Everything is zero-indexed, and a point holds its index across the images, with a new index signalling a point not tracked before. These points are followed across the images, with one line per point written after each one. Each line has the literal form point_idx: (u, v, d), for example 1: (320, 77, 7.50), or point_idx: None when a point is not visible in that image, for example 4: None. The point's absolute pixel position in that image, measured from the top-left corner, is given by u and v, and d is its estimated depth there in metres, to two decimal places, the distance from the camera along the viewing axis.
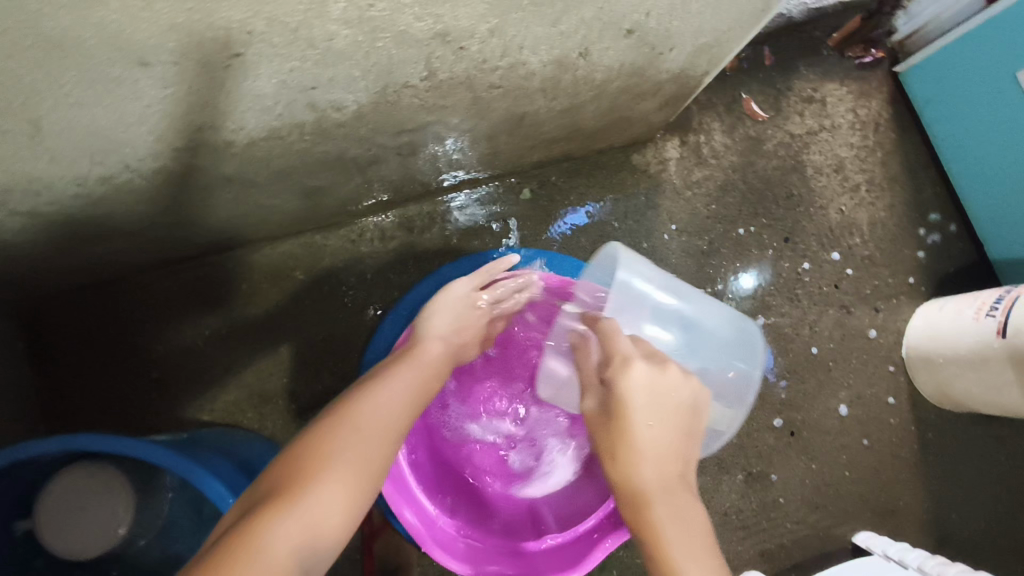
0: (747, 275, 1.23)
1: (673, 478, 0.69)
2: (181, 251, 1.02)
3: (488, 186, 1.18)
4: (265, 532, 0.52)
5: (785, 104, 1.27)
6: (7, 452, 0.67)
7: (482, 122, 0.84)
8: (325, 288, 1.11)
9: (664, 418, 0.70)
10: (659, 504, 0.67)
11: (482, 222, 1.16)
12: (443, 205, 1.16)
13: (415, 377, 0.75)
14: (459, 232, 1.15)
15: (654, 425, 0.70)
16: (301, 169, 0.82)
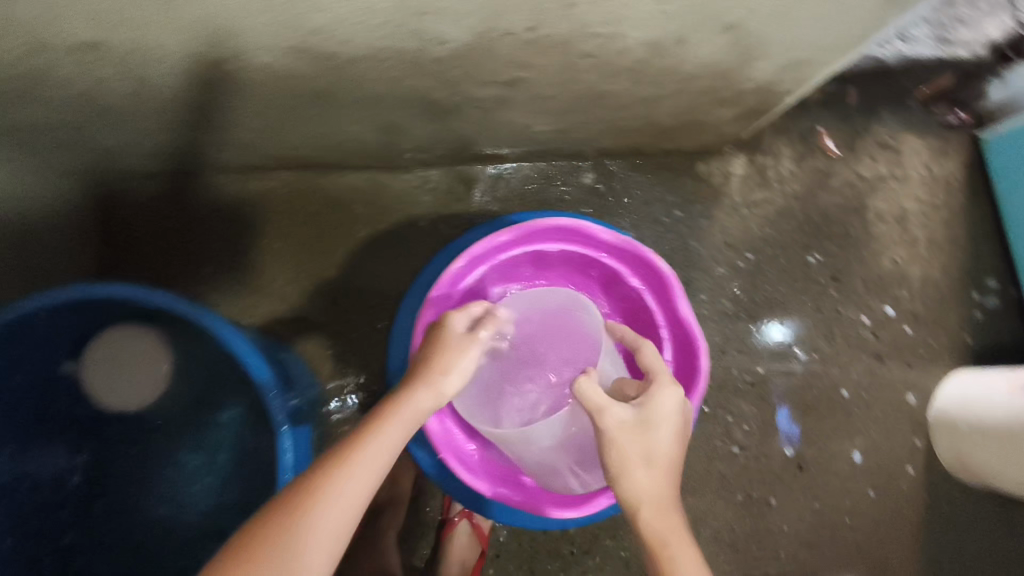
0: (776, 328, 1.23)
1: (668, 510, 0.67)
2: (257, 159, 1.08)
3: (537, 164, 1.21)
4: None
5: (860, 145, 1.27)
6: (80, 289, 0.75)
7: (566, 93, 0.88)
8: (379, 226, 1.16)
9: (662, 437, 0.69)
10: (661, 536, 0.66)
11: (523, 197, 1.20)
12: (491, 173, 1.19)
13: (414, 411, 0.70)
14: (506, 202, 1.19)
15: (658, 436, 0.69)
16: (387, 100, 0.86)
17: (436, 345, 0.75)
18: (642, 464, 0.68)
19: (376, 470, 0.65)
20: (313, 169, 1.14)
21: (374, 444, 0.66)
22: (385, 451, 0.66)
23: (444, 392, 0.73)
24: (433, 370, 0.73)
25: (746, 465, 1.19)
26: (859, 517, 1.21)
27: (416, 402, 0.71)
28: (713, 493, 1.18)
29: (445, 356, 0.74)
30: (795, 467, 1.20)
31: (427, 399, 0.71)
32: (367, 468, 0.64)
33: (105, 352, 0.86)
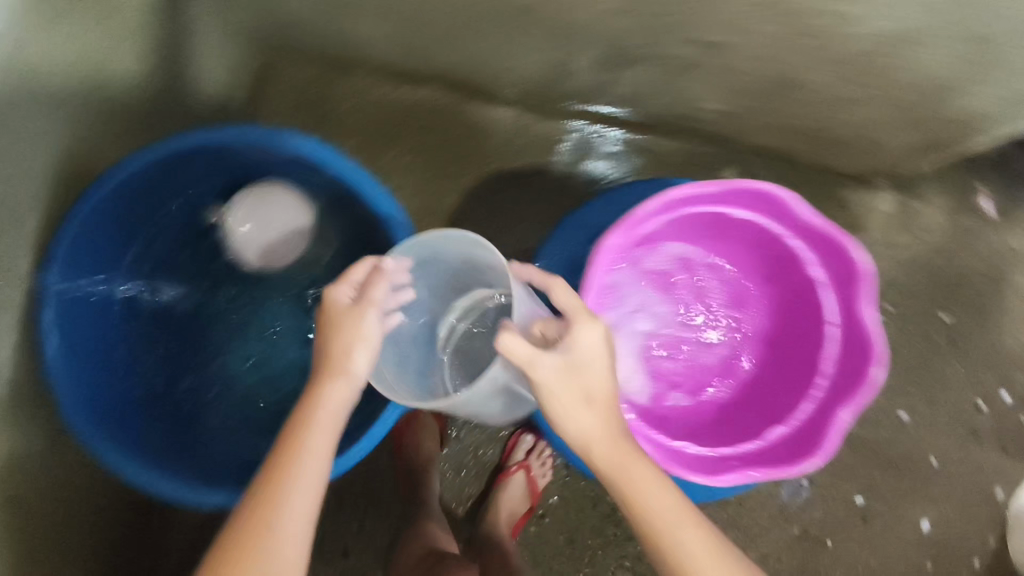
0: None
1: (633, 459, 0.61)
2: (415, 66, 1.05)
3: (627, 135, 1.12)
4: None
5: (1017, 215, 1.20)
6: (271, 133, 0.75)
7: (762, 70, 0.85)
8: (512, 165, 1.12)
9: (592, 380, 0.61)
10: (640, 501, 0.59)
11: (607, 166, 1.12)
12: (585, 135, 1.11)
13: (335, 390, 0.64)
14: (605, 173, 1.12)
15: (598, 371, 0.60)
16: (582, 34, 0.85)
17: (332, 329, 0.65)
18: (580, 411, 0.61)
19: (313, 488, 0.61)
20: (461, 92, 1.10)
21: (304, 462, 0.61)
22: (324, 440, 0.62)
23: (359, 376, 0.64)
24: (333, 360, 0.64)
25: (811, 500, 1.15)
26: None
27: (327, 399, 0.63)
28: (769, 518, 1.14)
29: (336, 344, 0.64)
30: (859, 517, 1.15)
31: (343, 388, 0.64)
32: (302, 490, 0.60)
33: (249, 202, 0.84)
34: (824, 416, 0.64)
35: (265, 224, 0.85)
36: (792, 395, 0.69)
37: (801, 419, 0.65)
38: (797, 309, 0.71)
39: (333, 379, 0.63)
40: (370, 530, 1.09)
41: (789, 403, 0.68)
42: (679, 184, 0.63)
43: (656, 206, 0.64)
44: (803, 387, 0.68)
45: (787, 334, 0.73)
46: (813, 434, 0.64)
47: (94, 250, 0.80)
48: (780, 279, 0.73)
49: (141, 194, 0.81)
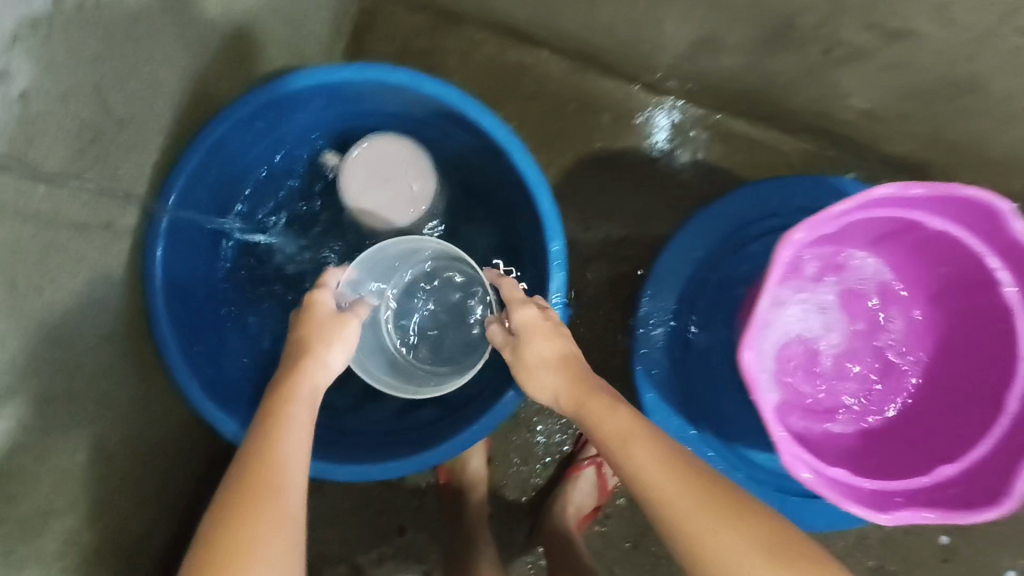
0: None
1: (588, 396, 0.60)
2: (534, 27, 1.00)
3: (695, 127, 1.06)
4: None
5: None
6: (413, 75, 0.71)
7: (935, 67, 0.77)
8: (619, 145, 1.06)
9: (539, 342, 0.66)
10: (606, 437, 0.57)
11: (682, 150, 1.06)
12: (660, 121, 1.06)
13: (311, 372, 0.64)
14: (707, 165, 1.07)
15: (541, 348, 0.65)
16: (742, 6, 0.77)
17: (304, 316, 0.68)
18: (536, 372, 0.65)
19: (303, 453, 0.57)
20: (575, 62, 1.05)
21: (290, 425, 0.58)
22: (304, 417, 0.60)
23: (332, 364, 0.65)
24: (304, 345, 0.65)
25: (892, 537, 1.08)
26: None
27: (310, 380, 0.62)
28: (845, 549, 1.08)
29: (316, 334, 0.66)
30: (941, 560, 1.08)
31: (316, 373, 0.63)
32: (292, 461, 0.55)
33: (381, 150, 0.80)
34: (1006, 456, 0.54)
35: (378, 178, 0.79)
36: (967, 431, 0.59)
37: (979, 457, 0.56)
38: (984, 333, 0.62)
39: (305, 361, 0.64)
40: (430, 507, 1.04)
41: (963, 439, 0.59)
42: (881, 185, 0.54)
43: (851, 203, 0.55)
44: (981, 423, 0.59)
45: (963, 363, 0.64)
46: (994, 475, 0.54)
47: (211, 191, 0.77)
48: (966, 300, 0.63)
49: (261, 129, 0.77)
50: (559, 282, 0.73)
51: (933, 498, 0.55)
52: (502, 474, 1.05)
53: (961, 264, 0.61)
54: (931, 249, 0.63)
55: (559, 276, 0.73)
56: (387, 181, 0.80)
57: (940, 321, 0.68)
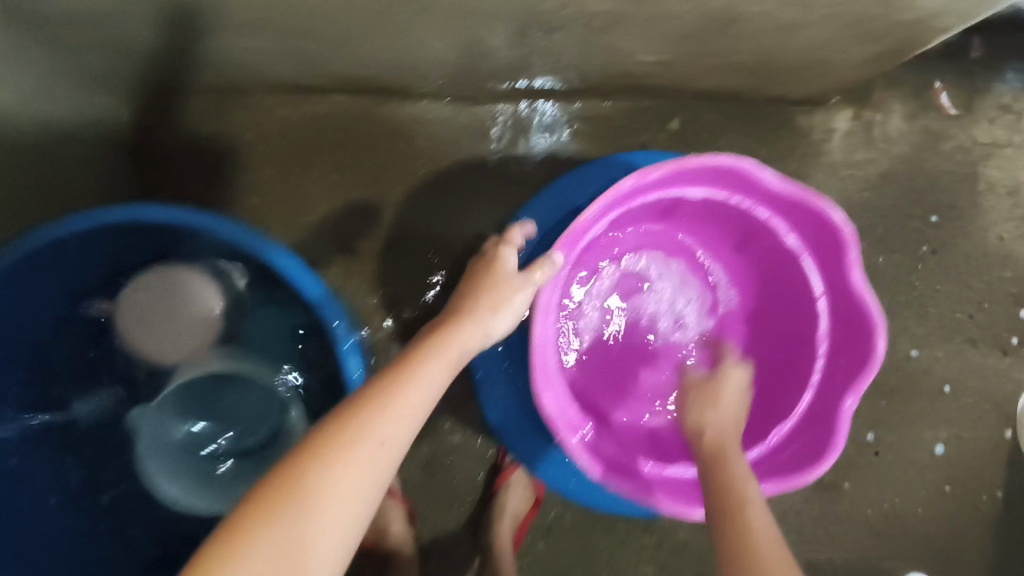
0: None
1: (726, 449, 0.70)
2: (312, 77, 0.94)
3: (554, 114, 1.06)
4: (275, 512, 0.54)
5: (978, 105, 1.14)
6: (142, 210, 0.69)
7: (695, 12, 0.74)
8: (446, 163, 1.04)
9: (729, 396, 0.78)
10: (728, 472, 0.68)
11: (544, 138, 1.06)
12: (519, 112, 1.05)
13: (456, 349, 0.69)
14: (542, 156, 1.06)
15: (726, 402, 0.77)
16: (489, 10, 0.73)
17: (483, 271, 0.77)
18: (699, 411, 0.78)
19: (420, 409, 0.63)
20: (375, 97, 1.01)
21: (426, 369, 0.65)
22: (434, 383, 0.65)
23: (490, 329, 0.73)
24: (470, 303, 0.74)
25: None
26: (932, 508, 1.13)
27: (460, 336, 0.70)
28: None
29: (484, 295, 0.74)
30: (871, 452, 1.13)
31: (470, 331, 0.71)
32: (407, 409, 0.62)
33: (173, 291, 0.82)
34: (830, 405, 0.71)
35: (156, 318, 0.83)
36: (793, 380, 0.77)
37: (804, 412, 0.74)
38: (794, 288, 0.78)
39: (463, 320, 0.72)
40: None
41: (791, 388, 0.77)
42: (625, 180, 0.68)
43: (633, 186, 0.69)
44: (804, 371, 0.76)
45: (782, 311, 0.82)
46: (820, 421, 0.71)
47: None
48: (763, 248, 0.80)
49: (16, 299, 0.72)
50: (356, 364, 0.71)
51: (773, 458, 0.73)
52: (433, 524, 1.03)
53: (758, 234, 0.78)
54: (718, 212, 0.79)
55: (356, 358, 0.71)
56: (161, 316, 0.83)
57: (750, 267, 0.85)
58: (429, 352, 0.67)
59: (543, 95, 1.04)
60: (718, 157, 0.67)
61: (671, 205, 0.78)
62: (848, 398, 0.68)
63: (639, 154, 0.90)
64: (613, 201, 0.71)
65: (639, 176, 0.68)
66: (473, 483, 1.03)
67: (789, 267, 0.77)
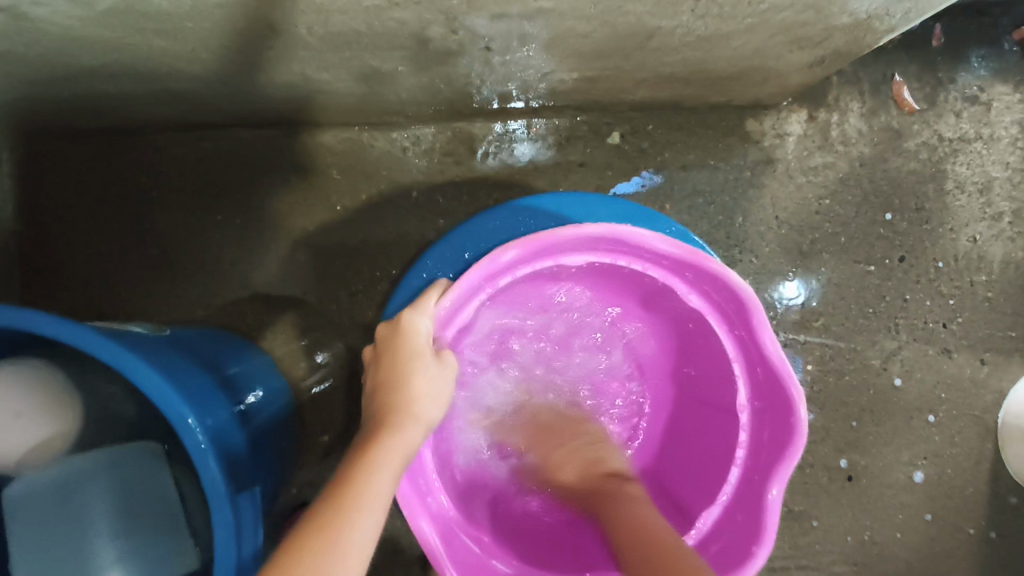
0: (792, 284, 1.04)
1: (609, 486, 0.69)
2: (201, 115, 0.87)
3: (515, 129, 0.98)
4: None
5: (942, 98, 1.06)
6: None
7: (600, 28, 0.66)
8: (362, 197, 0.95)
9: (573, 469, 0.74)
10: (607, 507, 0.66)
11: (506, 154, 0.98)
12: (474, 131, 0.97)
13: (405, 448, 0.56)
14: (479, 179, 0.97)
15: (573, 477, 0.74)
16: (367, 40, 0.65)
17: (396, 351, 0.61)
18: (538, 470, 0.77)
19: (376, 528, 0.51)
20: (276, 127, 0.93)
21: (375, 485, 0.53)
22: (385, 496, 0.53)
23: (431, 419, 0.60)
24: (403, 395, 0.59)
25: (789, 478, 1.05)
26: (911, 533, 1.07)
27: (402, 439, 0.56)
28: None
29: (412, 379, 0.60)
30: (845, 477, 1.06)
31: (416, 430, 0.58)
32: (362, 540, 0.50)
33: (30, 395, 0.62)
34: (755, 488, 0.64)
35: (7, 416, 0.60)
36: (719, 456, 0.69)
37: (732, 495, 0.66)
38: (709, 351, 0.70)
39: (404, 420, 0.58)
40: None
41: (719, 467, 0.69)
42: (471, 272, 0.60)
43: (485, 270, 0.61)
44: (728, 446, 0.68)
45: (701, 374, 0.74)
46: (748, 509, 0.64)
47: None
48: (669, 306, 0.72)
49: None
50: (213, 469, 0.56)
51: (705, 554, 0.66)
52: None
53: (665, 291, 0.69)
54: (609, 273, 0.70)
55: (212, 461, 0.56)
56: (23, 421, 0.61)
57: (661, 322, 0.77)
58: (376, 462, 0.54)
59: (467, 113, 0.95)
60: (581, 227, 0.60)
61: (552, 273, 0.70)
62: (773, 484, 0.61)
63: (544, 198, 0.79)
64: (471, 290, 0.63)
65: (491, 260, 0.60)
66: (414, 540, 0.94)
67: (704, 330, 0.68)
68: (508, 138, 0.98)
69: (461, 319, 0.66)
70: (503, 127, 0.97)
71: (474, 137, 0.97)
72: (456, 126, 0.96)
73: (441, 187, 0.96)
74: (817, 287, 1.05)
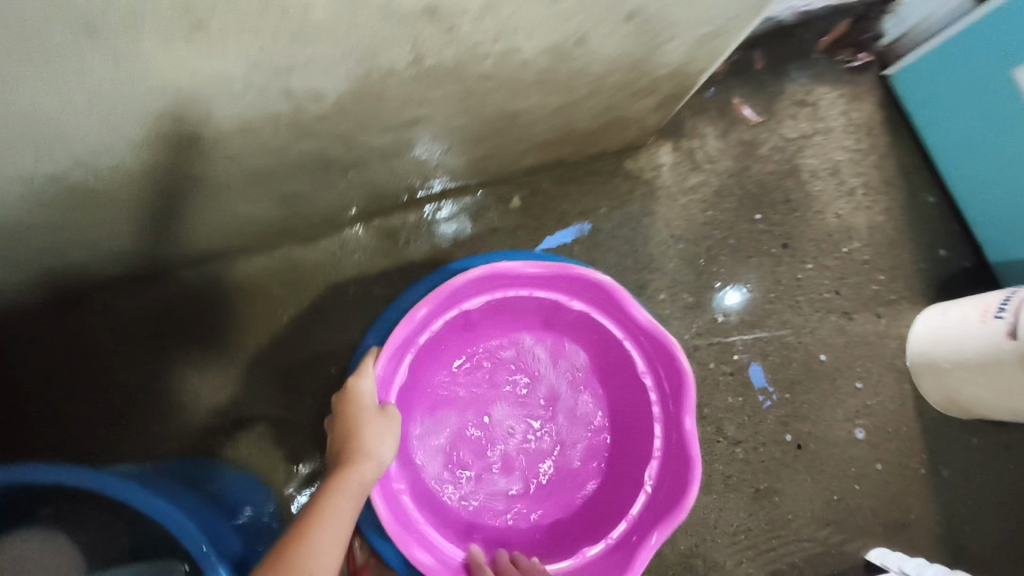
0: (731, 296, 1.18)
1: None
2: (144, 267, 0.95)
3: (438, 210, 1.11)
4: None
5: (778, 107, 1.25)
6: None
7: (471, 120, 0.79)
8: (306, 304, 1.04)
9: None
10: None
11: (434, 233, 1.10)
12: (401, 221, 1.09)
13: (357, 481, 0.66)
14: (417, 261, 1.08)
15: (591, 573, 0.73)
16: (279, 171, 0.76)
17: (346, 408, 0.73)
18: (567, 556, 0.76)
19: (334, 546, 0.60)
20: (214, 260, 1.02)
21: (333, 513, 0.62)
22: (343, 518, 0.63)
23: (383, 459, 0.70)
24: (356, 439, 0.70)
25: (747, 460, 1.15)
26: (868, 483, 1.18)
27: (356, 480, 0.66)
28: (720, 498, 1.14)
29: (364, 429, 0.71)
30: (795, 448, 1.17)
31: (369, 465, 0.68)
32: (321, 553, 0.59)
33: None
34: (676, 427, 0.84)
35: None
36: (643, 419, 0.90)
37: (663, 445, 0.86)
38: (607, 343, 0.93)
39: (358, 458, 0.68)
40: None
41: (646, 432, 0.90)
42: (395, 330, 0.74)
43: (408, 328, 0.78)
44: (647, 412, 0.89)
45: (605, 362, 0.94)
46: (676, 453, 0.84)
47: None
48: (565, 318, 0.93)
49: None
50: None
51: (655, 500, 0.85)
52: None
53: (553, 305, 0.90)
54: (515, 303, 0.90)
55: None
56: None
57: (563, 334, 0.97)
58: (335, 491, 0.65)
59: (395, 207, 1.08)
60: (470, 273, 0.79)
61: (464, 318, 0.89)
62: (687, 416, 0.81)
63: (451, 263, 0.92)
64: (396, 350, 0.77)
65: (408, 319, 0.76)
66: None
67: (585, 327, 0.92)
68: (433, 222, 1.10)
69: (397, 379, 0.82)
70: (428, 212, 1.10)
71: (401, 227, 1.09)
72: (385, 219, 1.08)
73: (378, 278, 1.06)
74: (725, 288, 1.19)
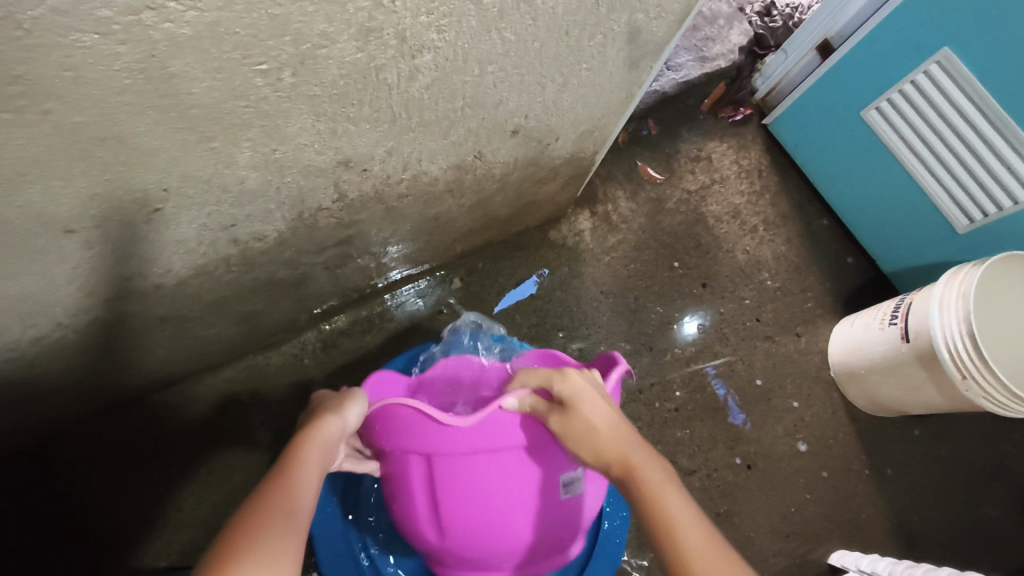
0: (690, 323, 1.32)
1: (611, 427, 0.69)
2: (120, 396, 1.02)
3: (392, 299, 1.22)
4: None
5: (677, 165, 1.41)
6: None
7: (399, 228, 0.91)
8: (273, 407, 1.12)
9: (587, 405, 0.70)
10: (644, 484, 0.63)
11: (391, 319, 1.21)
12: (355, 316, 1.19)
13: (326, 432, 0.68)
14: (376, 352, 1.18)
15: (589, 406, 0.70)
16: (235, 300, 0.86)
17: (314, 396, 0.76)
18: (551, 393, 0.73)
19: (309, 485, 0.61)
20: (184, 380, 1.09)
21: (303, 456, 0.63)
22: (313, 464, 0.63)
23: (348, 420, 0.71)
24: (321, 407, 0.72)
25: (704, 487, 1.24)
26: (817, 490, 1.28)
27: (324, 429, 0.68)
28: None
29: (327, 401, 0.74)
30: (745, 468, 1.26)
31: (334, 421, 0.70)
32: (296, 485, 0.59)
33: None
34: None
35: None
36: None
37: None
38: None
39: (325, 416, 0.70)
40: None
41: None
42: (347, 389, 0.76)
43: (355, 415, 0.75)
44: None
45: None
46: None
47: None
48: None
49: None
50: None
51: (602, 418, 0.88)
52: None
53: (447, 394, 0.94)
54: None
55: None
56: None
57: None
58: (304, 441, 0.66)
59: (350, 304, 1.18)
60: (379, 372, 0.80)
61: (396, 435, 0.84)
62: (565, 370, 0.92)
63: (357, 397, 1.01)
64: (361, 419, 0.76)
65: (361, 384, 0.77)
66: None
67: None
68: (398, 303, 1.22)
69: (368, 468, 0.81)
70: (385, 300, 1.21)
71: (356, 323, 1.19)
72: (340, 317, 1.18)
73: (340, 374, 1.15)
74: (659, 332, 1.30)
